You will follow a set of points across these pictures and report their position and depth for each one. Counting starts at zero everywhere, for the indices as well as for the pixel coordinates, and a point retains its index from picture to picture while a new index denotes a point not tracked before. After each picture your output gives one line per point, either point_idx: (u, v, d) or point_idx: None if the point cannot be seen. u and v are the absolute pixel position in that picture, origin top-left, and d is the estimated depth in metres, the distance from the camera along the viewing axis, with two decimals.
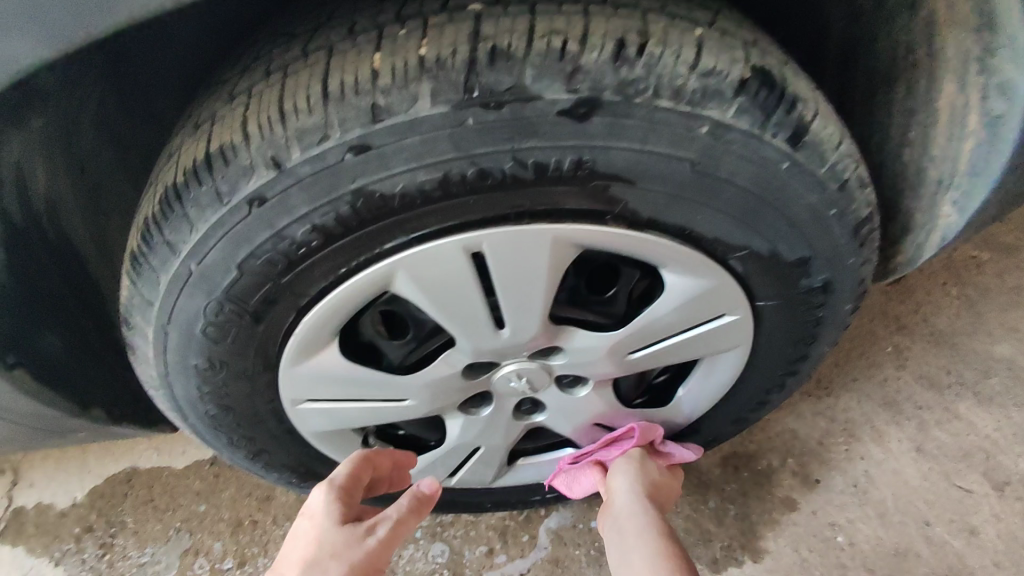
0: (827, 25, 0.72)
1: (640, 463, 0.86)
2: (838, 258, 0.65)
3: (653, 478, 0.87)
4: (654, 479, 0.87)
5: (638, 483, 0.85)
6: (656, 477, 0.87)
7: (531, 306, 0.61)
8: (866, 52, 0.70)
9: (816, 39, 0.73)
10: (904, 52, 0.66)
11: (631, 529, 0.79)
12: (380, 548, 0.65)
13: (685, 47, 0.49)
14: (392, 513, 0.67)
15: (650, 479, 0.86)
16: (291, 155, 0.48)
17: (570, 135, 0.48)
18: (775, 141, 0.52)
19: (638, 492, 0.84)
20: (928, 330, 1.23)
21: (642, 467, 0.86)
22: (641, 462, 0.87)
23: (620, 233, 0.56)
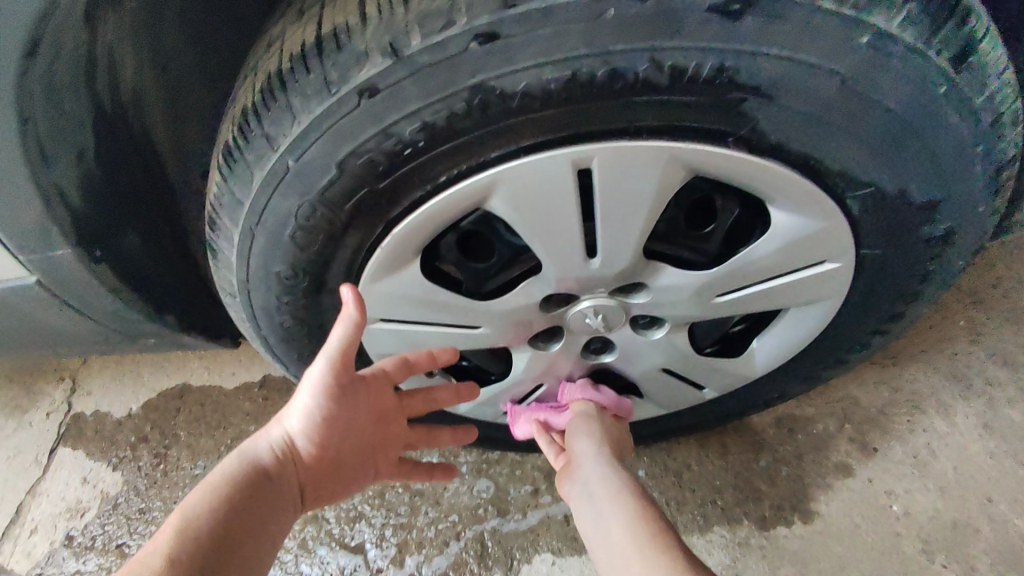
0: None
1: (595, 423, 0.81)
2: (968, 205, 0.60)
3: (610, 435, 0.81)
4: (614, 438, 0.81)
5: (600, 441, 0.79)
6: (616, 436, 0.82)
7: (629, 236, 0.57)
8: None
9: None
10: None
11: (601, 493, 0.70)
12: (332, 372, 0.59)
13: None
14: (331, 342, 0.58)
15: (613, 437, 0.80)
16: (410, 41, 0.44)
17: (716, 36, 0.44)
18: (938, 59, 0.47)
19: (603, 450, 0.77)
20: (1008, 306, 1.17)
21: (598, 422, 0.80)
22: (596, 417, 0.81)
23: (741, 158, 0.51)
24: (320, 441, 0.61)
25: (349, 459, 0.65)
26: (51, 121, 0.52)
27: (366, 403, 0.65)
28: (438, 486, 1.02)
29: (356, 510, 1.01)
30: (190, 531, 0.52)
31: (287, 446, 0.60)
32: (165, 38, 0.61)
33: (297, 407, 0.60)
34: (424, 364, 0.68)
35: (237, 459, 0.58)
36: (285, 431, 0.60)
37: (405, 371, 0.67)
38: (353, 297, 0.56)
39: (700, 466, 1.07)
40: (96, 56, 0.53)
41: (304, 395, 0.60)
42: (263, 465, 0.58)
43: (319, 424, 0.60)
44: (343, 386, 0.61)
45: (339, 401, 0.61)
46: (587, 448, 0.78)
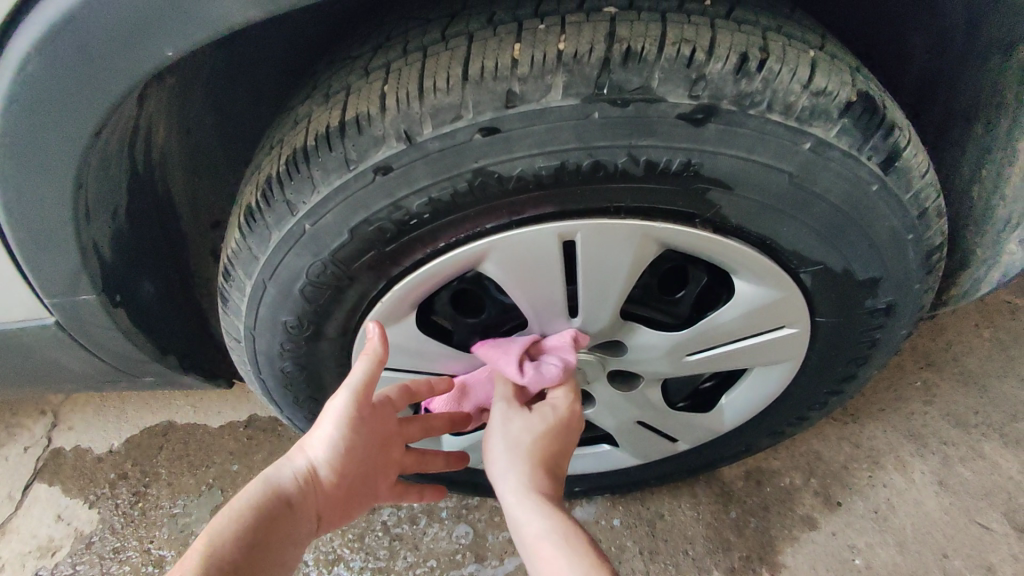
0: None
1: (509, 433, 0.69)
2: (906, 282, 0.68)
3: (545, 423, 0.70)
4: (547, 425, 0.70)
5: (522, 458, 0.69)
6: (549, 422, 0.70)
7: (607, 297, 0.63)
8: None
9: None
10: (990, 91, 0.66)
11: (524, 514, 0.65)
12: (354, 405, 0.62)
13: (801, 66, 0.52)
14: (354, 375, 0.60)
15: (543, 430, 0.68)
16: (423, 130, 0.51)
17: (684, 138, 0.51)
18: (869, 162, 0.56)
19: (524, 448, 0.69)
20: (958, 369, 1.26)
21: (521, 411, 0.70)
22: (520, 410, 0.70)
23: (705, 236, 0.59)
24: (338, 469, 0.64)
25: (358, 486, 0.68)
26: (97, 187, 0.57)
27: (377, 432, 0.68)
28: (418, 530, 1.04)
29: (335, 553, 1.03)
30: (216, 555, 0.54)
31: (307, 474, 0.63)
32: (192, 107, 0.67)
33: (319, 436, 0.63)
34: (423, 393, 0.69)
35: (260, 485, 0.61)
36: (307, 460, 0.63)
37: (407, 399, 0.69)
38: (379, 334, 0.59)
39: (672, 515, 1.12)
40: (138, 128, 0.59)
41: (326, 426, 0.63)
42: (285, 493, 0.61)
43: (338, 453, 0.64)
44: (362, 418, 0.64)
45: (356, 433, 0.64)
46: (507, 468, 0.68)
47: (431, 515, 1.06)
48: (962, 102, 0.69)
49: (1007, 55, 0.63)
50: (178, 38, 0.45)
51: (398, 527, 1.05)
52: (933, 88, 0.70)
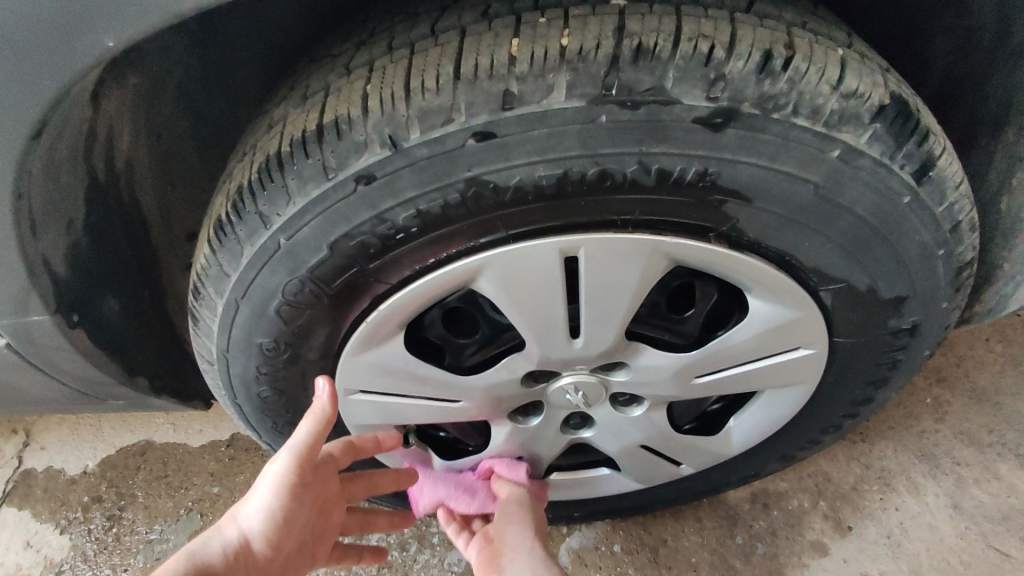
0: None
1: (529, 519, 0.80)
2: (933, 300, 0.63)
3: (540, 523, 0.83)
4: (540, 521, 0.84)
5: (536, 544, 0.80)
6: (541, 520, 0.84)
7: (611, 318, 0.58)
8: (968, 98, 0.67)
9: None
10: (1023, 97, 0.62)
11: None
12: (295, 466, 0.59)
13: (830, 65, 0.47)
14: (298, 435, 0.59)
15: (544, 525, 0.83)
16: (410, 135, 0.46)
17: (700, 144, 0.46)
18: (901, 172, 0.51)
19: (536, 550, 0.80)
20: (970, 386, 1.21)
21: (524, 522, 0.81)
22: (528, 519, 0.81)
23: (720, 251, 0.53)
24: (273, 540, 0.60)
25: (296, 558, 0.63)
26: (47, 196, 0.51)
27: (319, 495, 0.65)
28: (408, 558, 0.98)
29: None
30: None
31: (239, 547, 0.59)
32: (160, 109, 0.61)
33: (255, 504, 0.60)
34: (370, 450, 0.66)
35: (184, 559, 0.56)
36: (239, 530, 0.59)
37: (352, 455, 0.65)
38: (327, 391, 0.59)
39: (675, 541, 1.06)
40: (95, 130, 0.53)
41: (264, 492, 0.60)
42: (209, 569, 0.56)
43: (274, 521, 0.60)
44: (303, 481, 0.61)
45: (296, 498, 0.61)
46: (518, 540, 0.79)
47: (422, 542, 1.00)
48: (990, 107, 0.65)
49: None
50: (121, 24, 0.40)
51: (387, 555, 0.98)
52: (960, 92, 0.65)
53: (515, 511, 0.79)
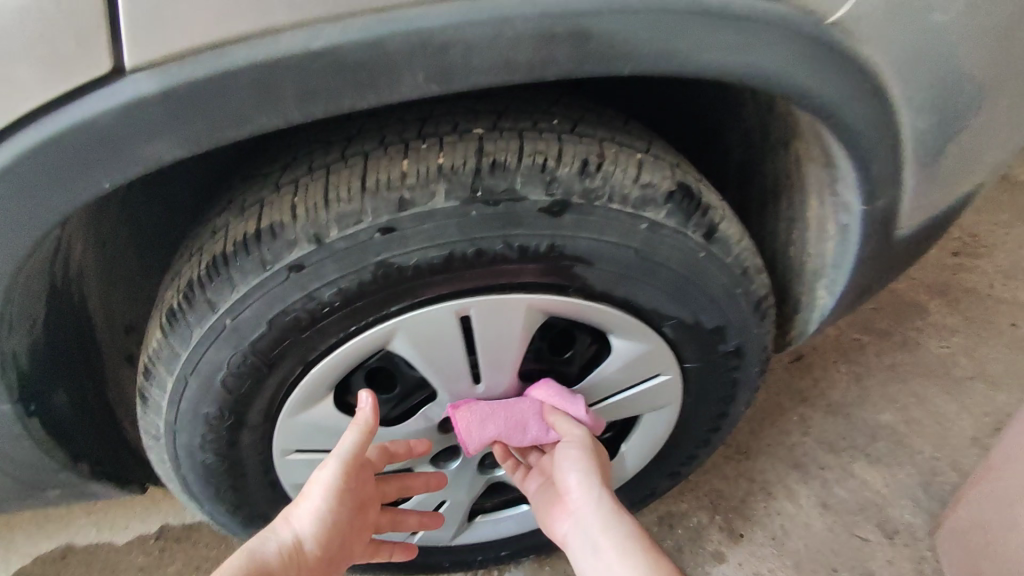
0: (729, 150, 0.86)
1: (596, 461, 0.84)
2: (745, 328, 0.83)
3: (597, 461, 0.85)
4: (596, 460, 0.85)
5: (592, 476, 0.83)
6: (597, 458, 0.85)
7: (504, 360, 0.74)
8: (756, 172, 0.84)
9: (723, 160, 0.89)
10: (781, 175, 0.79)
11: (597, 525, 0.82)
12: (340, 475, 0.73)
13: (630, 166, 0.66)
14: (344, 446, 0.71)
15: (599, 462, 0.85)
16: (330, 233, 0.61)
17: (547, 226, 0.64)
18: (694, 236, 0.71)
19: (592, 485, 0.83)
20: (826, 402, 1.45)
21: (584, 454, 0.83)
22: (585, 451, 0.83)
23: (578, 302, 0.71)
24: (321, 538, 0.75)
25: (338, 552, 0.78)
26: (19, 303, 0.61)
27: (359, 496, 0.78)
28: None
29: None
30: None
31: (293, 543, 0.73)
32: (107, 230, 0.72)
33: (306, 508, 0.74)
34: (401, 454, 0.79)
35: (250, 552, 0.71)
36: (293, 531, 0.74)
37: (385, 459, 0.79)
38: (370, 404, 0.70)
39: None
40: (60, 246, 0.64)
41: (313, 498, 0.74)
42: (268, 562, 0.71)
43: (321, 522, 0.75)
44: (345, 488, 0.75)
45: (339, 503, 0.75)
46: (583, 486, 0.83)
47: None
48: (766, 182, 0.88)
49: (785, 148, 0.75)
50: (114, 172, 0.50)
51: None
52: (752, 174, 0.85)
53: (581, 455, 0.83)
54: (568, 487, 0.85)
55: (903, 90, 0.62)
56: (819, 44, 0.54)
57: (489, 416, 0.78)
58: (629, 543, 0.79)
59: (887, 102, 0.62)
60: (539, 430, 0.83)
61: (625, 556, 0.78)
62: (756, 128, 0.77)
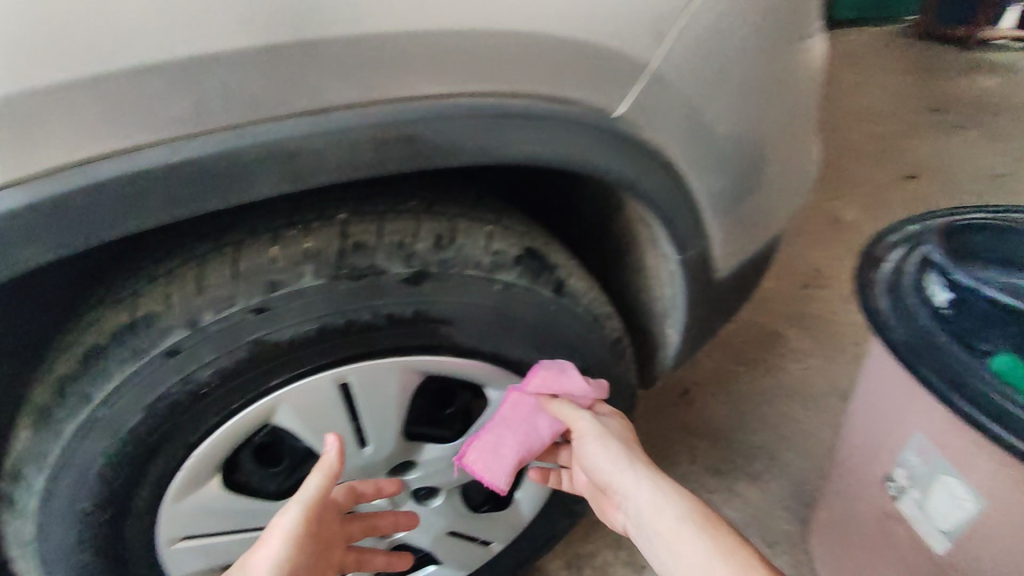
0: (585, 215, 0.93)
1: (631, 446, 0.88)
2: (605, 368, 0.94)
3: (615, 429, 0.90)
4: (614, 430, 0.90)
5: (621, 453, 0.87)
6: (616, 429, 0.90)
7: (388, 420, 0.80)
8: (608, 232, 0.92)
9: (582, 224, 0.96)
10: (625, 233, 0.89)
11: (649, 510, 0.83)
12: (300, 519, 0.76)
13: (480, 237, 0.76)
14: (307, 491, 0.74)
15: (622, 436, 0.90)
16: (205, 317, 0.65)
17: (409, 295, 0.72)
18: (544, 292, 0.82)
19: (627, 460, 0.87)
20: (709, 430, 1.61)
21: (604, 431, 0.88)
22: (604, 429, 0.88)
23: (450, 359, 0.79)
24: None
25: None
26: None
27: (320, 537, 0.81)
28: None
29: None
30: None
31: None
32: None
33: (265, 554, 0.76)
34: (370, 494, 0.85)
35: None
36: None
37: (352, 499, 0.83)
38: (335, 449, 0.73)
39: None
40: None
41: (273, 544, 0.76)
42: None
43: (279, 567, 0.76)
44: (305, 532, 0.77)
45: (299, 546, 0.78)
46: (633, 474, 0.85)
47: None
48: None
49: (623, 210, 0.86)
50: None
51: None
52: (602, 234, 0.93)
53: (616, 442, 0.88)
54: (614, 479, 0.87)
55: (686, 165, 0.77)
56: (608, 132, 0.67)
57: (507, 443, 0.85)
58: (688, 524, 0.79)
59: (676, 176, 0.76)
60: (550, 425, 0.88)
61: (690, 542, 0.77)
62: (600, 194, 0.86)
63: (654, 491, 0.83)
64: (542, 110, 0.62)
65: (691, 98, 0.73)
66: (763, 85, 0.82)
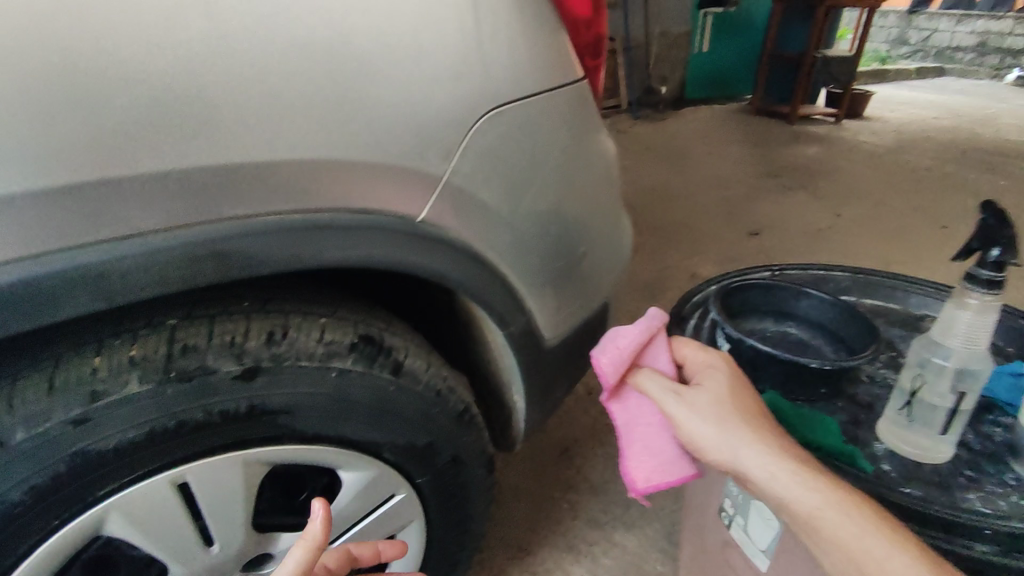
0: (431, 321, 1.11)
1: (729, 423, 0.78)
2: (454, 438, 1.01)
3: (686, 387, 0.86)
4: (720, 390, 0.83)
5: (708, 414, 0.80)
6: (717, 388, 0.83)
7: (232, 516, 0.83)
8: (452, 332, 1.10)
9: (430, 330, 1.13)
10: (464, 329, 1.07)
11: (785, 476, 0.73)
12: None
13: (314, 330, 0.83)
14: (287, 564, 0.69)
15: (720, 394, 0.82)
16: (17, 435, 0.67)
17: (242, 390, 0.77)
18: (382, 373, 0.89)
19: (725, 422, 0.79)
20: (588, 484, 1.71)
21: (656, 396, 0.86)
22: (694, 395, 0.83)
23: (292, 448, 0.84)
24: None
25: None
26: None
27: None
28: None
29: None
30: None
31: None
32: None
33: None
34: (367, 557, 0.88)
35: None
36: None
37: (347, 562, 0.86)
38: (321, 517, 0.70)
39: None
40: None
41: None
42: None
43: None
44: None
45: None
46: (746, 455, 0.76)
47: None
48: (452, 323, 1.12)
49: (458, 311, 1.05)
50: None
51: None
52: (445, 336, 1.11)
53: (713, 415, 0.80)
54: (719, 455, 0.79)
55: (491, 250, 0.90)
56: (411, 234, 0.79)
57: (660, 445, 0.90)
58: (821, 501, 0.71)
59: (482, 261, 0.88)
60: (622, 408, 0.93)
61: (823, 509, 0.71)
62: (444, 302, 1.05)
63: (772, 469, 0.74)
64: (349, 222, 0.75)
65: (486, 199, 0.87)
66: (554, 179, 0.98)
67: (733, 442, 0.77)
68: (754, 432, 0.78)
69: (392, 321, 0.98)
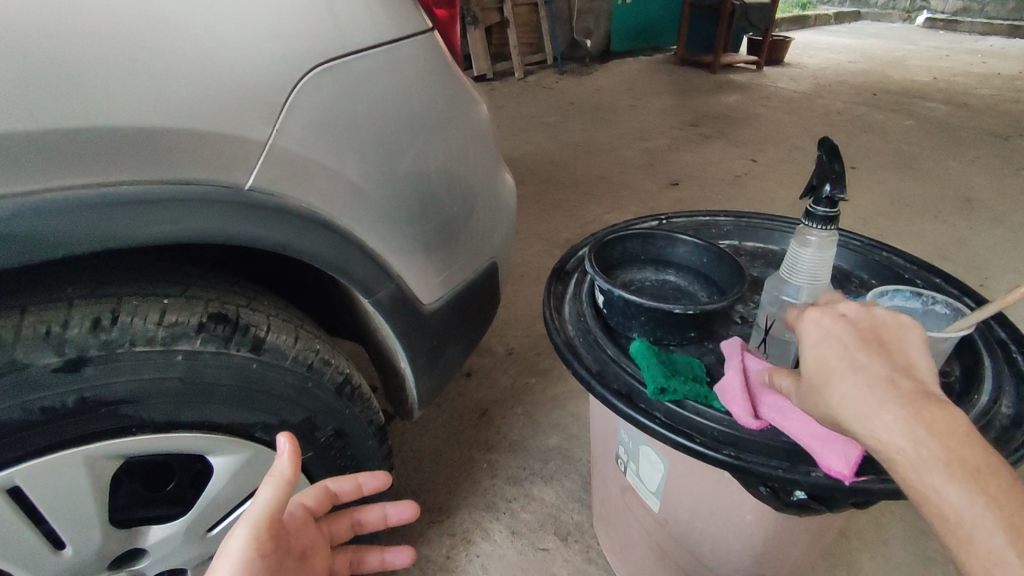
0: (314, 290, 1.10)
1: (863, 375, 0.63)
2: (335, 412, 0.98)
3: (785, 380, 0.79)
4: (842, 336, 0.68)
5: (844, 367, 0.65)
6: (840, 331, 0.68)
7: (82, 517, 0.80)
8: (334, 301, 1.08)
9: (317, 300, 1.12)
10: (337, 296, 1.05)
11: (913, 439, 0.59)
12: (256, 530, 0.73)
13: (152, 311, 0.77)
14: (263, 497, 0.73)
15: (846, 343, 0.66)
16: None
17: (66, 383, 0.73)
18: (239, 352, 0.84)
19: (851, 374, 0.64)
20: (507, 442, 1.73)
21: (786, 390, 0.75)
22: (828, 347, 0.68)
23: (144, 438, 0.80)
24: None
25: None
26: None
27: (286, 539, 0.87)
28: None
29: None
30: None
31: None
32: None
33: None
34: (348, 490, 0.97)
35: None
36: None
37: (327, 497, 0.96)
38: (287, 450, 0.71)
39: None
40: None
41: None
42: None
43: None
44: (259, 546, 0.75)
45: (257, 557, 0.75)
46: (864, 409, 0.62)
47: None
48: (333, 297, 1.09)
49: (330, 280, 1.02)
50: None
51: None
52: (331, 306, 1.10)
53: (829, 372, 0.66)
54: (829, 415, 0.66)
55: (342, 215, 0.86)
56: (242, 203, 0.75)
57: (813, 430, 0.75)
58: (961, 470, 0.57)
59: (332, 228, 0.85)
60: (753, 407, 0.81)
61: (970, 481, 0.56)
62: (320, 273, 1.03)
63: (911, 445, 0.59)
64: (162, 193, 0.69)
65: (327, 162, 0.83)
66: (412, 138, 0.93)
67: (857, 413, 0.62)
68: (879, 390, 0.62)
69: (257, 295, 0.93)
